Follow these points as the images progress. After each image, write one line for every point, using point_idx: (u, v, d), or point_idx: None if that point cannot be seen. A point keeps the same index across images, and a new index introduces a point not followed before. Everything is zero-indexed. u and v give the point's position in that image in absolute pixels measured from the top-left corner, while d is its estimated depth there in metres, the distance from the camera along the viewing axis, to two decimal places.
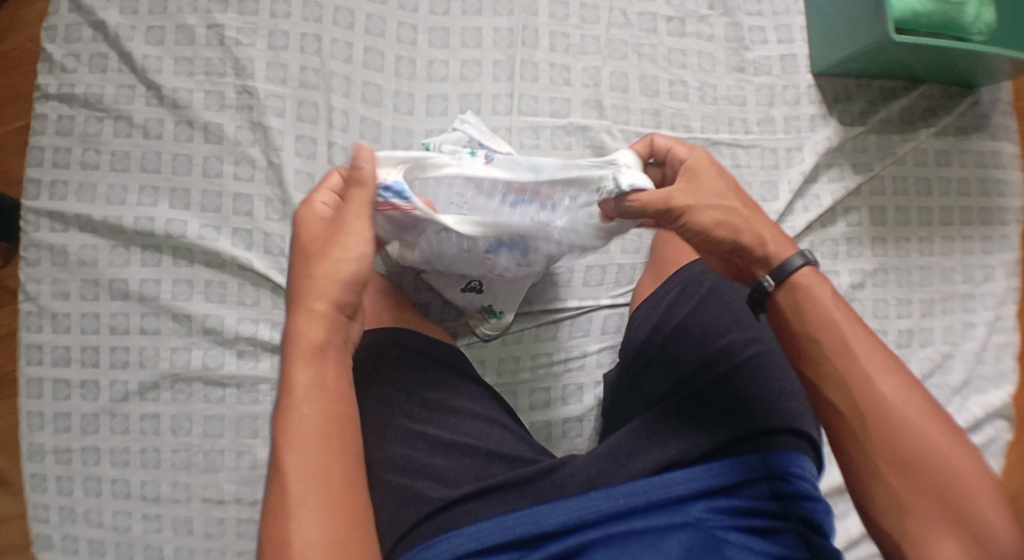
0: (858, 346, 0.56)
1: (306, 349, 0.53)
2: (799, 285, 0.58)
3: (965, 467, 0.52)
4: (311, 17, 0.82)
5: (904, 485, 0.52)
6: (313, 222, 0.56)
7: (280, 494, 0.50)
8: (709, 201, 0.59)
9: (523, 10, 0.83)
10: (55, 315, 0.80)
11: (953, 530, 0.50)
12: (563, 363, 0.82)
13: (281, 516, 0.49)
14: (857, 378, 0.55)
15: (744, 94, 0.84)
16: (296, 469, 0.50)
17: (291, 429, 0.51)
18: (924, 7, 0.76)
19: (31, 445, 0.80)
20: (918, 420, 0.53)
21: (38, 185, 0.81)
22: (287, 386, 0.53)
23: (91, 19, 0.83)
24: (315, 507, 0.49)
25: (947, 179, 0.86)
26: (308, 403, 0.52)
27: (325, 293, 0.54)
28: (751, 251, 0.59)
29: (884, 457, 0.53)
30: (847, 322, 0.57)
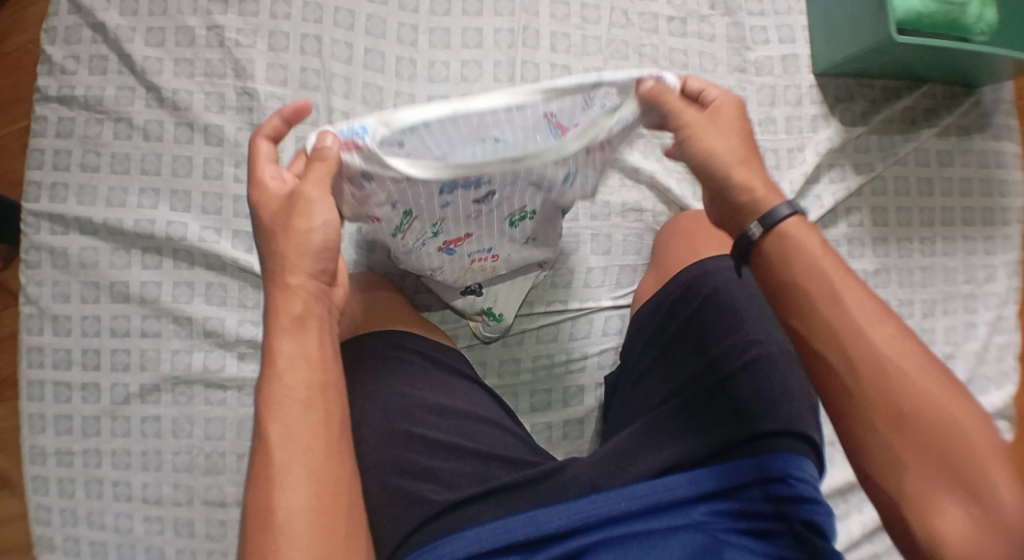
0: (851, 295, 0.52)
1: (287, 320, 0.52)
2: (780, 234, 0.53)
3: (966, 424, 0.48)
4: (312, 18, 0.81)
5: (902, 443, 0.49)
6: (276, 192, 0.54)
7: (263, 462, 0.49)
8: (709, 139, 0.54)
9: (524, 10, 0.83)
10: (56, 318, 0.80)
11: (954, 491, 0.48)
12: (565, 364, 0.81)
13: (264, 486, 0.48)
14: (851, 330, 0.51)
15: (746, 95, 0.84)
16: (281, 437, 0.49)
17: (273, 399, 0.50)
18: (927, 7, 0.76)
19: (32, 447, 0.80)
20: (914, 376, 0.50)
21: (38, 188, 0.81)
22: (270, 356, 0.51)
23: (91, 20, 0.83)
24: (299, 476, 0.49)
25: (950, 179, 0.85)
26: (290, 372, 0.51)
27: (299, 265, 0.52)
28: (737, 192, 0.54)
29: (880, 417, 0.50)
30: (837, 271, 0.53)
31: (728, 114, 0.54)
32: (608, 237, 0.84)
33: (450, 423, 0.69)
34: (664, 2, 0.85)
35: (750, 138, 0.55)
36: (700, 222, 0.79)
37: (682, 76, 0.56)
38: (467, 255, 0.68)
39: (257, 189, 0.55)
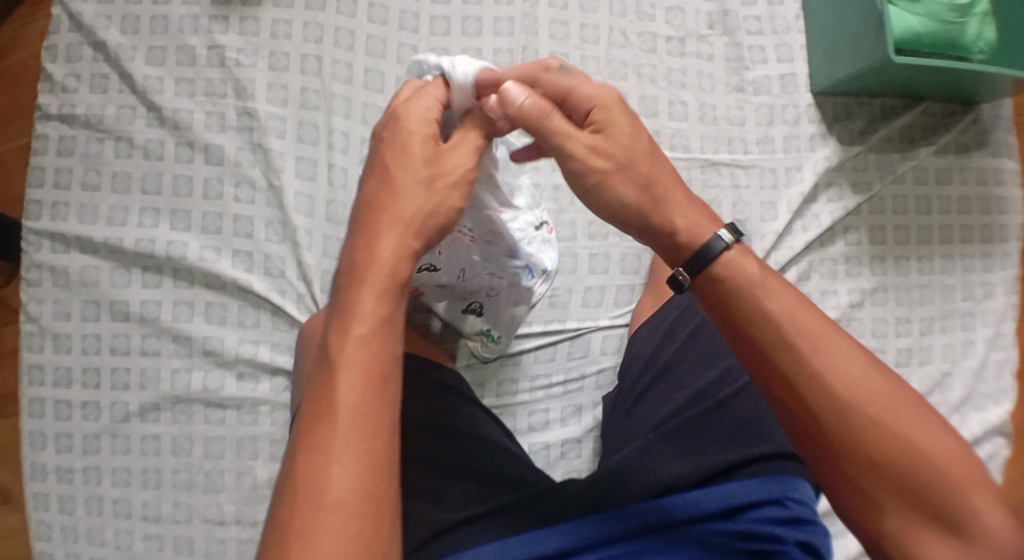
0: (810, 332, 0.52)
1: (375, 278, 0.49)
2: (728, 272, 0.53)
3: (938, 455, 0.50)
4: (312, 38, 0.82)
5: (874, 483, 0.51)
6: (424, 123, 0.52)
7: (328, 424, 0.46)
8: (620, 172, 0.52)
9: (523, 30, 0.83)
10: (57, 335, 0.81)
11: (933, 524, 0.50)
12: (562, 384, 0.82)
13: (322, 453, 0.46)
14: (809, 375, 0.52)
15: (744, 114, 0.84)
16: (350, 405, 0.47)
17: (347, 360, 0.47)
18: (926, 27, 0.76)
19: (33, 464, 0.80)
20: (879, 415, 0.51)
21: (40, 206, 0.81)
22: (351, 309, 0.49)
23: (91, 38, 0.83)
24: (356, 452, 0.46)
25: (948, 197, 0.86)
26: (366, 336, 0.48)
27: (400, 227, 0.50)
28: (661, 231, 0.54)
29: (852, 461, 0.51)
30: (787, 313, 0.52)
31: (619, 125, 0.53)
32: (607, 257, 0.84)
33: (448, 443, 0.69)
34: (662, 21, 0.85)
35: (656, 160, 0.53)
36: None
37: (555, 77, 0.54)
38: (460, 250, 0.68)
39: (402, 114, 0.52)
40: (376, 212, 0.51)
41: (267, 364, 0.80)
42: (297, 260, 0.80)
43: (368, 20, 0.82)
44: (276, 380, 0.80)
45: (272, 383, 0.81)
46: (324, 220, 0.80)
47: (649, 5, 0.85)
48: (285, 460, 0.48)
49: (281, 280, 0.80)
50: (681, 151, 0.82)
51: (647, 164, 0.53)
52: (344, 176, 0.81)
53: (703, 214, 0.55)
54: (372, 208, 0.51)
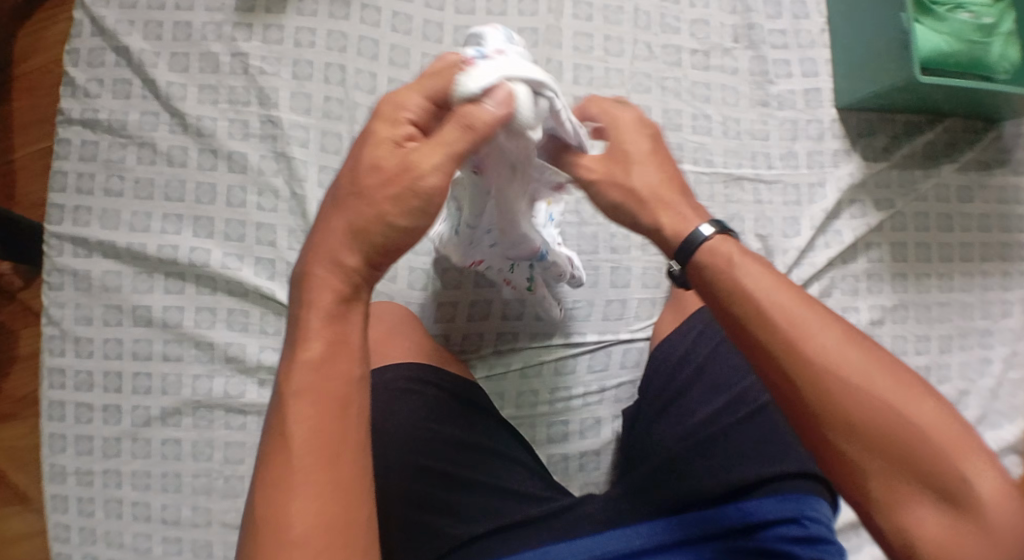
0: (787, 309, 0.50)
1: (328, 301, 0.47)
2: (707, 257, 0.53)
3: (923, 419, 0.48)
4: (336, 47, 0.82)
5: (863, 455, 0.48)
6: (401, 121, 0.48)
7: (279, 461, 0.44)
8: (613, 181, 0.56)
9: (547, 42, 0.83)
10: (78, 340, 0.81)
11: (924, 491, 0.47)
12: (581, 397, 0.82)
13: (279, 492, 0.44)
14: (789, 350, 0.50)
15: (767, 129, 0.84)
16: (307, 435, 0.45)
17: (300, 390, 0.45)
18: (952, 47, 0.76)
19: (53, 466, 0.81)
20: (859, 382, 0.49)
21: (61, 211, 0.81)
22: (301, 337, 0.46)
23: (114, 43, 0.83)
24: (316, 485, 0.44)
25: (969, 215, 0.86)
26: (319, 362, 0.46)
27: (353, 244, 0.47)
28: (649, 229, 0.56)
29: (837, 432, 0.49)
30: (765, 285, 0.51)
31: (632, 147, 0.57)
32: (628, 270, 0.85)
33: (470, 458, 0.69)
34: (687, 35, 0.85)
35: (669, 176, 0.56)
36: None
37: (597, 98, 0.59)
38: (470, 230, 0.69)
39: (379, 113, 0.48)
40: (320, 232, 0.48)
41: None
42: None
43: (392, 30, 0.82)
44: None
45: None
46: None
47: (673, 18, 0.85)
48: (249, 499, 0.46)
49: None
50: (704, 165, 0.83)
51: (659, 180, 0.56)
52: None
53: (692, 206, 0.56)
54: (323, 229, 0.48)
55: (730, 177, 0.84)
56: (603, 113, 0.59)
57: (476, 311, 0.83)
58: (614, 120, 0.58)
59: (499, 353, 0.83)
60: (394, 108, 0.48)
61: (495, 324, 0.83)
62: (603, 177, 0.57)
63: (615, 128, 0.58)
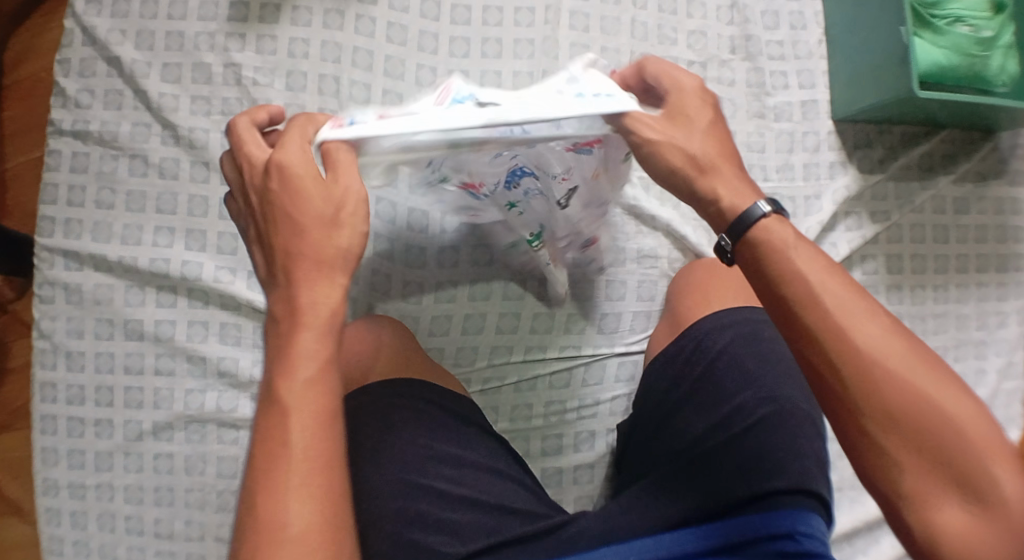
0: (836, 291, 0.50)
1: (314, 316, 0.50)
2: (761, 234, 0.52)
3: (959, 415, 0.47)
4: (330, 58, 0.81)
5: (897, 447, 0.48)
6: (300, 163, 0.52)
7: (275, 467, 0.47)
8: (675, 143, 0.55)
9: (543, 53, 0.82)
10: (70, 353, 0.80)
11: (954, 488, 0.47)
12: (576, 410, 0.82)
13: (274, 497, 0.46)
14: (834, 331, 0.49)
15: (764, 141, 0.84)
16: (299, 443, 0.47)
17: (296, 401, 0.48)
18: (950, 61, 0.76)
19: (45, 480, 0.80)
20: (902, 372, 0.48)
21: (52, 223, 0.81)
22: (291, 353, 0.49)
23: (106, 53, 0.82)
24: (303, 490, 0.46)
25: (965, 227, 0.85)
26: (310, 376, 0.49)
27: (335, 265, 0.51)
28: (705, 198, 0.55)
29: (871, 418, 0.48)
30: (818, 269, 0.51)
31: (695, 115, 0.56)
32: (623, 283, 0.84)
33: (463, 474, 0.68)
34: (684, 46, 0.85)
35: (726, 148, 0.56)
36: (715, 273, 0.79)
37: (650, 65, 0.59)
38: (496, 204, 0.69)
39: (286, 163, 0.51)
40: (297, 255, 0.51)
41: None
42: None
43: (387, 41, 0.82)
44: None
45: None
46: None
47: (670, 29, 0.85)
48: (244, 500, 0.47)
49: None
50: None
51: (716, 148, 0.55)
52: None
53: (747, 185, 0.55)
54: (294, 249, 0.51)
55: None
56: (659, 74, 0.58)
57: (470, 324, 0.82)
58: (677, 85, 0.58)
59: (493, 366, 0.82)
60: (292, 157, 0.52)
61: (489, 337, 0.82)
62: (669, 137, 0.55)
63: (678, 92, 0.57)
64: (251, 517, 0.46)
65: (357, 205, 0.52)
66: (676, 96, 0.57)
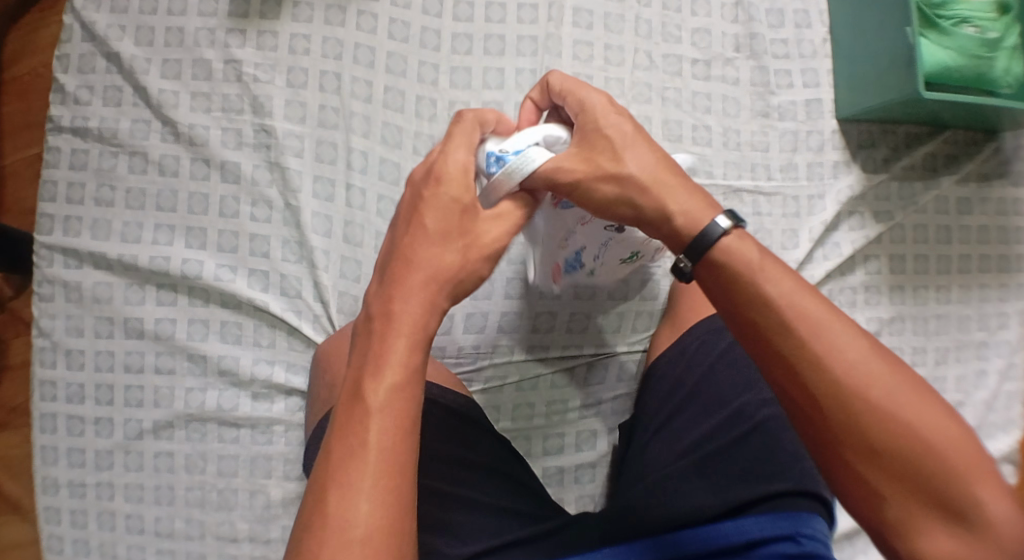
0: (810, 317, 0.50)
1: (415, 328, 0.49)
2: (729, 260, 0.52)
3: (939, 438, 0.48)
4: (331, 55, 0.80)
5: (876, 473, 0.48)
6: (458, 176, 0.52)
7: (348, 465, 0.46)
8: (600, 173, 0.54)
9: (546, 51, 0.82)
10: (69, 351, 0.80)
11: (936, 512, 0.48)
12: (578, 410, 0.82)
13: (345, 494, 0.45)
14: (809, 359, 0.50)
15: (767, 140, 0.83)
16: (378, 449, 0.46)
17: (378, 406, 0.47)
18: (956, 62, 0.75)
19: (45, 478, 0.80)
20: (880, 399, 0.49)
21: (52, 220, 0.80)
22: (382, 358, 0.48)
23: (106, 49, 0.81)
24: (377, 495, 0.46)
25: (968, 227, 0.85)
26: (401, 382, 0.48)
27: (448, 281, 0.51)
28: (656, 220, 0.54)
29: (850, 444, 0.49)
30: (790, 295, 0.51)
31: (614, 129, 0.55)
32: (625, 283, 0.84)
33: (464, 474, 0.68)
34: (688, 43, 0.84)
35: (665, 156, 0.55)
36: None
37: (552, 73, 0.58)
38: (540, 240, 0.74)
39: (444, 174, 0.52)
40: (417, 268, 0.51)
41: (281, 385, 0.80)
42: (314, 281, 0.79)
43: (389, 37, 0.81)
44: (291, 401, 0.80)
45: (286, 403, 0.80)
46: (341, 241, 0.79)
47: (674, 27, 0.84)
48: (310, 498, 0.47)
49: (297, 300, 0.80)
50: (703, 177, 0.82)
51: (655, 161, 0.54)
52: (362, 198, 0.80)
53: (700, 201, 0.53)
54: (412, 256, 0.51)
55: (730, 188, 0.83)
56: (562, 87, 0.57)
57: (472, 323, 0.81)
58: (582, 104, 0.56)
59: (494, 366, 0.81)
60: (452, 168, 0.52)
61: (490, 336, 0.82)
62: (591, 172, 0.54)
63: (586, 112, 0.55)
64: (319, 513, 0.45)
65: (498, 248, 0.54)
66: (585, 118, 0.55)
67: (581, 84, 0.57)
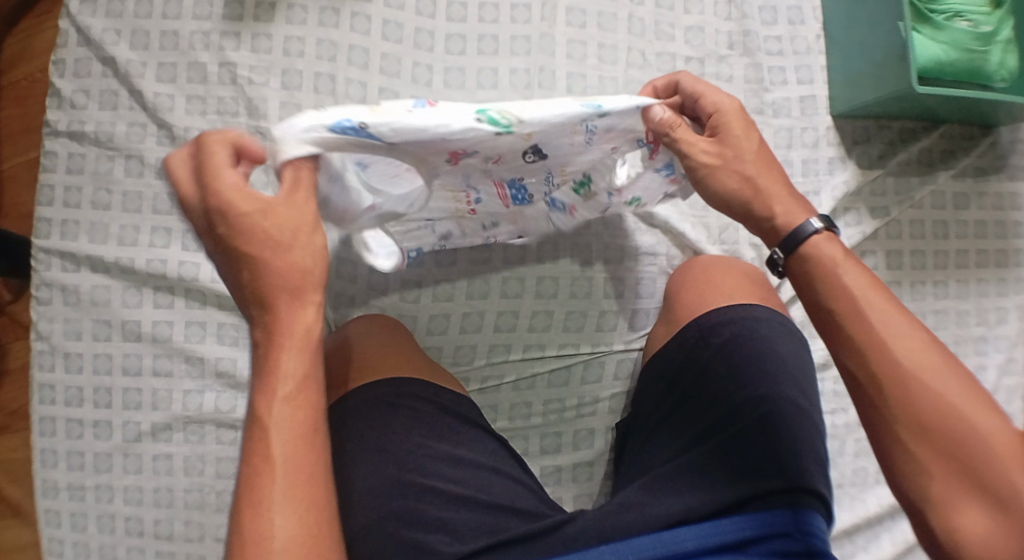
0: (882, 309, 0.53)
1: (296, 338, 0.52)
2: (812, 252, 0.57)
3: (985, 425, 0.49)
4: (326, 56, 0.80)
5: (926, 453, 0.50)
6: (239, 197, 0.51)
7: (256, 479, 0.49)
8: (729, 167, 0.61)
9: (540, 50, 0.82)
10: (68, 354, 0.80)
11: (982, 498, 0.48)
12: (575, 409, 0.82)
13: (257, 510, 0.48)
14: (872, 340, 0.53)
15: (763, 137, 0.83)
16: (284, 459, 0.49)
17: (277, 419, 0.50)
18: (948, 56, 0.76)
19: (44, 481, 0.80)
20: (934, 383, 0.51)
21: (49, 224, 0.80)
22: (274, 370, 0.51)
23: (101, 53, 0.81)
24: (293, 507, 0.48)
25: (965, 222, 0.85)
26: (293, 388, 0.51)
27: (312, 280, 0.53)
28: (762, 216, 0.61)
29: (900, 422, 0.51)
30: (867, 285, 0.55)
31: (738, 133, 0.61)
32: (621, 281, 0.84)
33: (460, 473, 0.68)
34: (682, 42, 0.84)
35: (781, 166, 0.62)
36: (712, 271, 0.79)
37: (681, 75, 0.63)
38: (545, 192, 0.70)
39: (224, 206, 0.51)
40: (273, 284, 0.52)
41: None
42: None
43: (383, 39, 0.81)
44: None
45: None
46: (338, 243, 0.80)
47: (668, 25, 0.84)
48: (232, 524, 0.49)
49: None
50: None
51: (769, 170, 0.61)
52: None
53: (797, 202, 0.60)
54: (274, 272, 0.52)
55: None
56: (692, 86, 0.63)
57: (468, 324, 0.81)
58: (717, 106, 0.62)
59: (492, 365, 0.81)
60: (226, 197, 0.50)
61: (488, 335, 0.82)
62: (720, 163, 0.61)
63: (720, 114, 0.62)
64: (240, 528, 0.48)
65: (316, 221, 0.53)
66: (717, 120, 0.62)
67: (716, 90, 0.63)
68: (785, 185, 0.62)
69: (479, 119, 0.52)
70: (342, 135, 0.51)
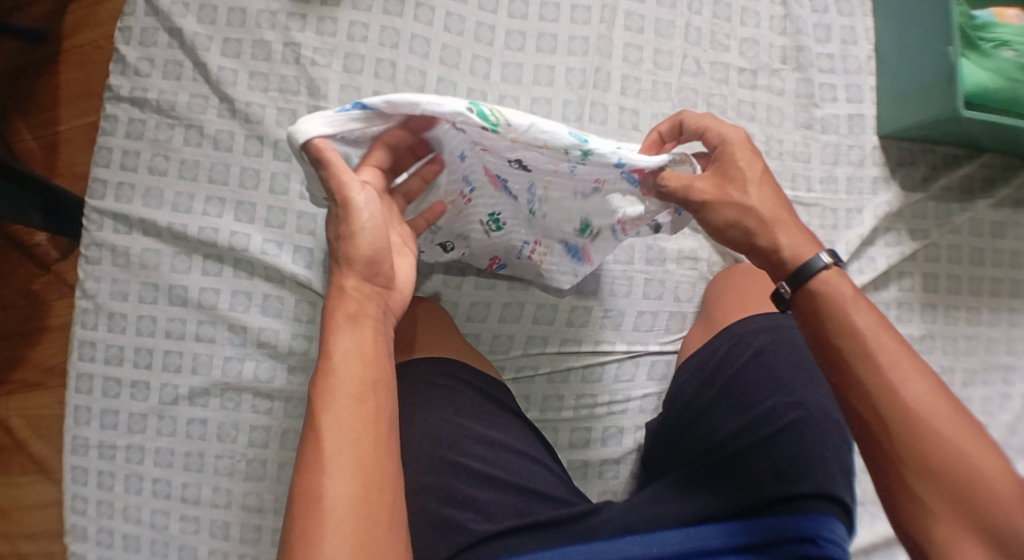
0: (892, 350, 0.56)
1: (344, 317, 0.57)
2: (823, 288, 0.59)
3: (989, 470, 0.52)
4: (388, 43, 0.82)
5: (932, 493, 0.53)
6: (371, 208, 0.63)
7: (315, 451, 0.53)
8: (729, 200, 0.61)
9: (597, 52, 0.84)
10: (112, 314, 0.82)
11: (984, 540, 0.51)
12: (606, 405, 0.83)
13: (315, 473, 0.52)
14: (882, 383, 0.55)
15: (809, 152, 0.85)
16: (336, 434, 0.53)
17: (328, 396, 0.54)
18: (994, 83, 0.77)
19: (76, 437, 0.82)
20: (944, 429, 0.54)
21: (104, 186, 0.82)
22: (327, 349, 0.56)
23: (168, 25, 0.84)
24: (347, 469, 0.52)
25: (1001, 251, 0.86)
26: (343, 365, 0.55)
27: (356, 270, 0.57)
28: (766, 249, 0.61)
29: (910, 465, 0.54)
30: (877, 327, 0.57)
31: (741, 162, 0.63)
32: (661, 283, 0.85)
33: (491, 453, 0.69)
34: (736, 53, 0.86)
35: (786, 200, 0.63)
36: (750, 280, 0.81)
37: (689, 115, 0.67)
38: (547, 231, 0.73)
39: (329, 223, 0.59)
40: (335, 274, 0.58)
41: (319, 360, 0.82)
42: None
43: (445, 30, 0.83)
44: None
45: None
46: None
47: (723, 35, 0.86)
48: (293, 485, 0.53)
49: None
50: None
51: (774, 202, 0.62)
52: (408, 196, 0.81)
53: (805, 237, 0.61)
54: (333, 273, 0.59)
55: None
56: (697, 125, 0.66)
57: (508, 313, 0.83)
58: (722, 138, 0.64)
59: (527, 356, 0.83)
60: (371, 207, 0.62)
61: (525, 327, 0.83)
62: (718, 198, 0.61)
63: (725, 145, 0.64)
64: (300, 493, 0.52)
65: (358, 202, 0.56)
66: (722, 151, 0.64)
67: (721, 123, 0.65)
68: (795, 220, 0.62)
69: (470, 110, 0.54)
70: (347, 115, 0.56)
